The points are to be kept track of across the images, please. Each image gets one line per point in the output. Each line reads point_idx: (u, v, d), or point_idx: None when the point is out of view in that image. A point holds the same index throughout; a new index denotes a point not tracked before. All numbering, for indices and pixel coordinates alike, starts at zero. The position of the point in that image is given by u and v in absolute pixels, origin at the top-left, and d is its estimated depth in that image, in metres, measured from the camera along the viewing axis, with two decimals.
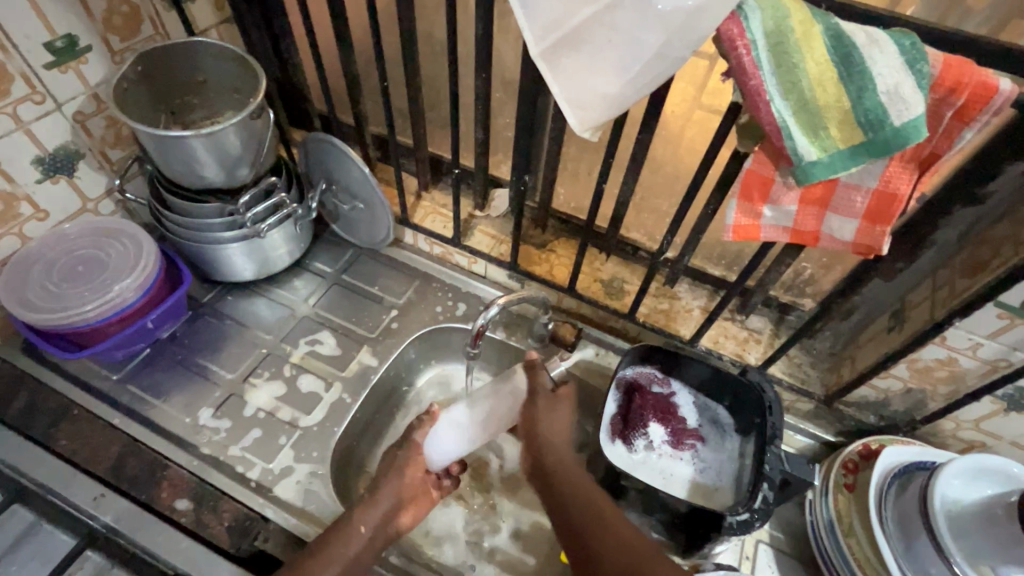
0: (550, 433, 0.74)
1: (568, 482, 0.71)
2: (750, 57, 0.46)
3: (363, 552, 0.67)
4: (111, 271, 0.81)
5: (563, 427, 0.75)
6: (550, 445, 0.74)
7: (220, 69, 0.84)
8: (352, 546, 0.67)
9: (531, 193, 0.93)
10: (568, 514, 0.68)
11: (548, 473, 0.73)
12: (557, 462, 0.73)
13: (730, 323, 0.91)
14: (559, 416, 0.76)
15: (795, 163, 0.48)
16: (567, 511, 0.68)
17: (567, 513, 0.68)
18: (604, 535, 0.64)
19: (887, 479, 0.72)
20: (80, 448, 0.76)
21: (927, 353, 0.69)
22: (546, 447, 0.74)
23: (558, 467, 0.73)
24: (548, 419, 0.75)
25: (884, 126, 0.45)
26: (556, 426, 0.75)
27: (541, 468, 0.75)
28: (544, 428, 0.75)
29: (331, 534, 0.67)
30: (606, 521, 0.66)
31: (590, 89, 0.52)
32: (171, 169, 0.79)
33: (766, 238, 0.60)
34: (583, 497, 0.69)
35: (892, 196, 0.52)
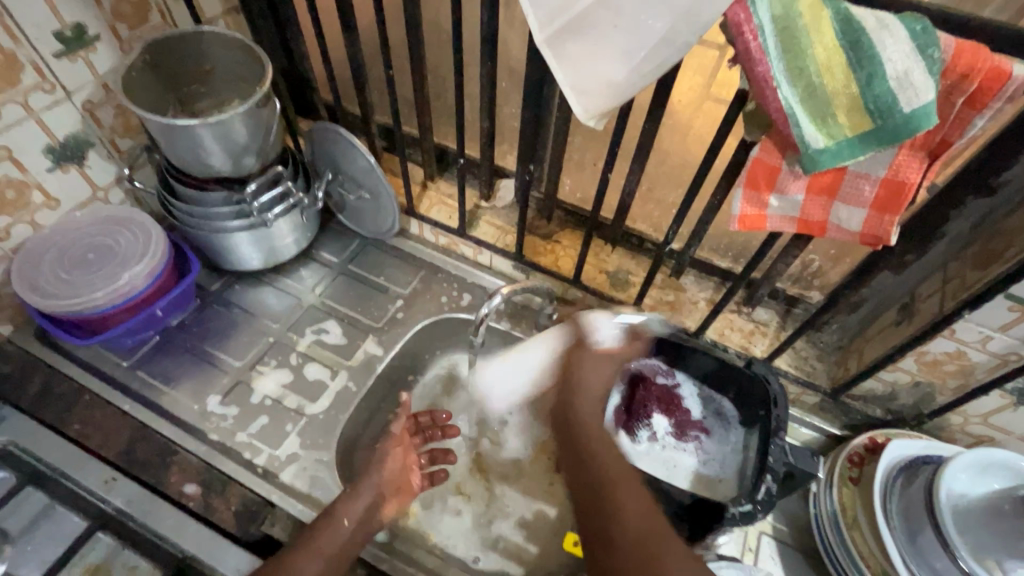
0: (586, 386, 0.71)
1: (591, 437, 0.67)
2: (757, 43, 0.45)
3: (348, 543, 0.67)
4: (120, 259, 0.82)
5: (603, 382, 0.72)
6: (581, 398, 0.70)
7: (227, 57, 0.85)
8: (336, 538, 0.67)
9: (537, 183, 0.93)
10: (586, 471, 0.65)
11: (573, 424, 0.69)
12: (583, 408, 0.70)
13: (736, 315, 0.90)
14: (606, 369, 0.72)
15: (802, 150, 0.48)
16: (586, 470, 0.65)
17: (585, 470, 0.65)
18: (620, 501, 0.61)
19: (893, 472, 0.71)
20: (92, 433, 0.78)
21: (935, 346, 0.69)
22: (570, 393, 0.71)
23: (586, 421, 0.69)
24: (592, 369, 0.72)
25: (893, 113, 0.44)
26: (596, 376, 0.71)
27: (564, 416, 0.71)
28: (586, 378, 0.71)
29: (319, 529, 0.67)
30: (620, 483, 0.63)
31: (595, 77, 0.52)
32: (179, 157, 0.80)
33: (773, 228, 0.59)
34: (600, 458, 0.65)
35: (901, 184, 0.51)
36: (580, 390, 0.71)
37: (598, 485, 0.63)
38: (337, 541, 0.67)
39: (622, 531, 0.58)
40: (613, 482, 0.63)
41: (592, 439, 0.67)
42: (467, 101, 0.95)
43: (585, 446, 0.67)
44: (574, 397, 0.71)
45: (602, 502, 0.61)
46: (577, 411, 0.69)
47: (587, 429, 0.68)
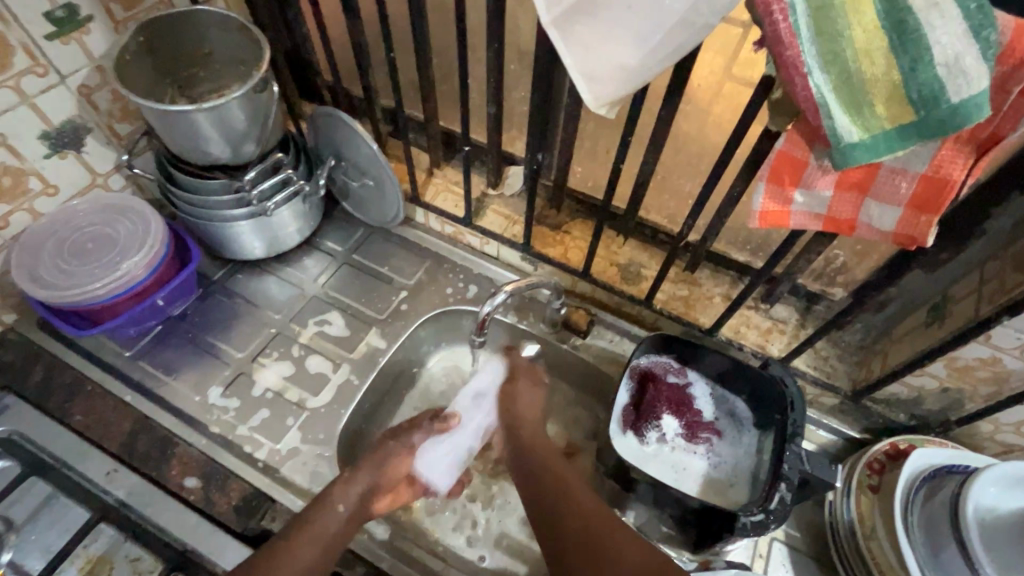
0: (520, 412, 0.77)
1: (545, 455, 0.73)
2: (787, 24, 0.40)
3: (342, 529, 0.66)
4: (119, 248, 0.80)
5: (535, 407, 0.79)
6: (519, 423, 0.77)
7: (225, 39, 0.81)
8: (331, 524, 0.65)
9: (546, 171, 0.89)
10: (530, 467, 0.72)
11: (525, 446, 0.74)
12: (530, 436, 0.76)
13: (754, 312, 0.86)
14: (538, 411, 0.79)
15: (833, 143, 0.43)
16: (541, 470, 0.71)
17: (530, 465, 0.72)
18: (560, 492, 0.67)
19: (914, 485, 0.68)
20: (93, 423, 0.78)
21: (968, 352, 0.64)
22: (520, 428, 0.76)
23: (535, 444, 0.74)
24: (523, 399, 0.79)
25: (939, 104, 0.40)
26: (530, 403, 0.78)
27: (515, 438, 0.76)
28: (520, 405, 0.78)
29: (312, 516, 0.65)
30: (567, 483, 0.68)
31: (606, 62, 0.48)
32: (176, 144, 0.77)
33: (796, 226, 0.55)
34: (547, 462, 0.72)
35: (942, 182, 0.46)
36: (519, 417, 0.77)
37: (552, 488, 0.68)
38: (332, 522, 0.65)
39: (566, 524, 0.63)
40: (563, 488, 0.67)
41: (539, 457, 0.73)
42: (473, 84, 0.91)
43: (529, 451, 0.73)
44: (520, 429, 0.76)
45: (549, 496, 0.67)
46: (523, 442, 0.75)
47: (538, 453, 0.73)
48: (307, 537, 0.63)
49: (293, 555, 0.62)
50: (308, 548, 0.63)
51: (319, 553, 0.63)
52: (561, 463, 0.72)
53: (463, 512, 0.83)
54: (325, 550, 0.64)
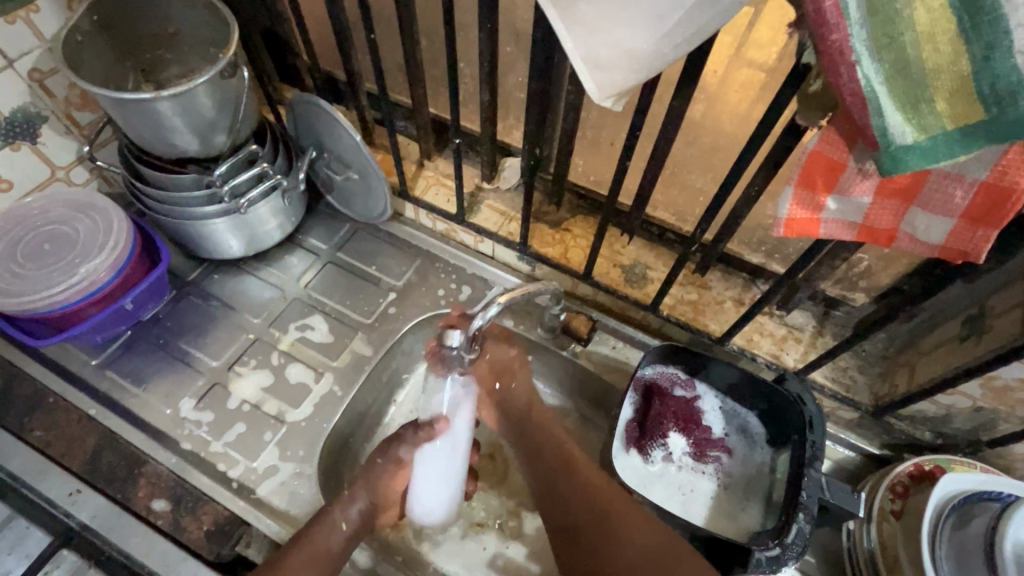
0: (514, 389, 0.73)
1: (553, 450, 0.69)
2: (834, 2, 0.34)
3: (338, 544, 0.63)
4: (79, 249, 0.74)
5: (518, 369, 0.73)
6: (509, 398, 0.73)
7: (190, 18, 0.73)
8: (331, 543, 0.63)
9: (544, 164, 0.82)
10: (539, 466, 0.69)
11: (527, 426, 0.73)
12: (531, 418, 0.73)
13: (768, 319, 0.80)
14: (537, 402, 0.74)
15: (881, 145, 0.37)
16: (543, 456, 0.70)
17: (541, 454, 0.70)
18: (568, 474, 0.66)
19: (943, 513, 0.62)
20: (55, 439, 0.73)
21: (1008, 372, 0.58)
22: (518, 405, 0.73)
23: (537, 418, 0.73)
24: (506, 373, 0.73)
25: (1017, 101, 0.33)
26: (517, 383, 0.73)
27: (519, 419, 0.73)
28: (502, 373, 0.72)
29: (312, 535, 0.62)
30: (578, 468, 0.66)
31: (613, 45, 0.41)
32: (137, 135, 0.70)
33: (827, 236, 0.48)
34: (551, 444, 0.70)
35: (1007, 191, 0.40)
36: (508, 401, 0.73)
37: (561, 486, 0.66)
38: (331, 540, 0.63)
39: (574, 512, 0.63)
40: (576, 481, 0.65)
41: (550, 449, 0.69)
42: (465, 68, 0.83)
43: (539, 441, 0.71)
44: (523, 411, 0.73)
45: (559, 479, 0.66)
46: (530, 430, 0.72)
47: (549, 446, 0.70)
48: (303, 554, 0.61)
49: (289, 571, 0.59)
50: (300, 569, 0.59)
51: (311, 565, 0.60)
52: (575, 450, 0.69)
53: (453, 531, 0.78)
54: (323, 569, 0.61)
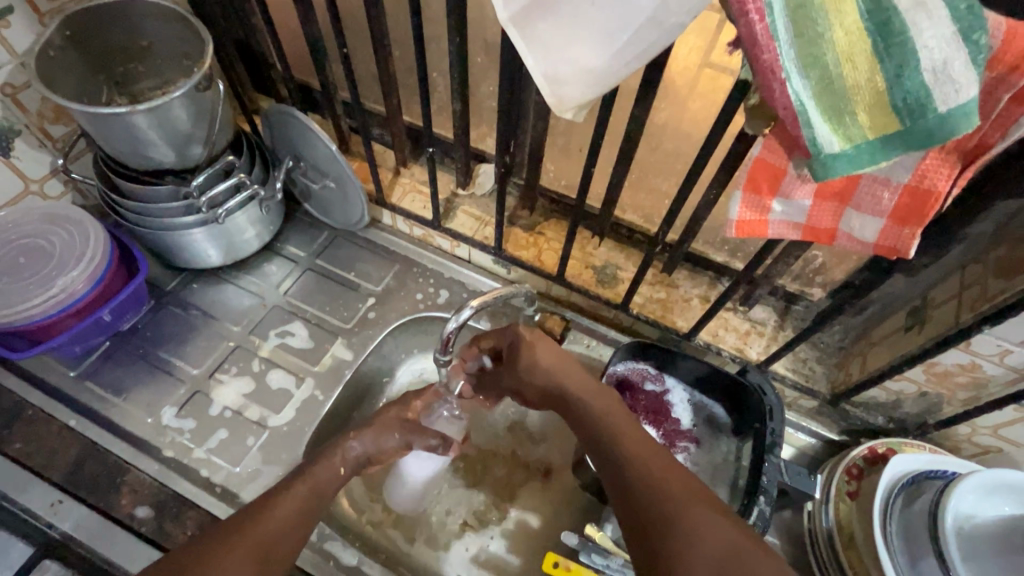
0: (543, 372, 0.66)
1: (614, 430, 0.59)
2: (764, 25, 0.37)
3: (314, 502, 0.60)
4: (56, 262, 0.74)
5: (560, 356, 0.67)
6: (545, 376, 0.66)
7: (164, 32, 0.74)
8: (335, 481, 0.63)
9: (517, 170, 0.85)
10: (582, 423, 0.62)
11: (570, 394, 0.64)
12: (582, 396, 0.64)
13: (732, 314, 0.84)
14: (594, 382, 0.65)
15: (813, 154, 0.40)
16: (588, 421, 0.62)
17: (584, 417, 0.62)
18: (611, 431, 0.59)
19: (893, 490, 0.66)
20: (35, 451, 0.74)
21: (947, 358, 0.63)
22: (552, 383, 0.66)
23: (580, 388, 0.64)
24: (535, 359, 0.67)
25: (926, 113, 0.37)
26: (554, 362, 0.66)
27: (554, 389, 0.66)
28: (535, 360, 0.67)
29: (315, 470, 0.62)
30: (620, 426, 0.59)
31: (569, 64, 0.44)
32: (112, 147, 0.70)
33: (774, 236, 0.52)
34: (594, 409, 0.62)
35: (927, 193, 0.44)
36: (535, 382, 0.67)
37: (604, 441, 0.59)
38: (330, 478, 0.63)
39: (621, 467, 0.55)
40: (622, 437, 0.58)
41: (592, 415, 0.62)
42: (437, 79, 0.86)
43: (578, 397, 0.64)
44: (560, 381, 0.65)
45: (604, 437, 0.59)
46: (582, 407, 0.63)
47: (609, 423, 0.60)
48: (303, 489, 0.60)
49: (282, 504, 0.58)
50: (299, 498, 0.59)
51: (297, 518, 0.58)
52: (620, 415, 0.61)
53: (435, 527, 0.80)
54: (313, 508, 0.60)
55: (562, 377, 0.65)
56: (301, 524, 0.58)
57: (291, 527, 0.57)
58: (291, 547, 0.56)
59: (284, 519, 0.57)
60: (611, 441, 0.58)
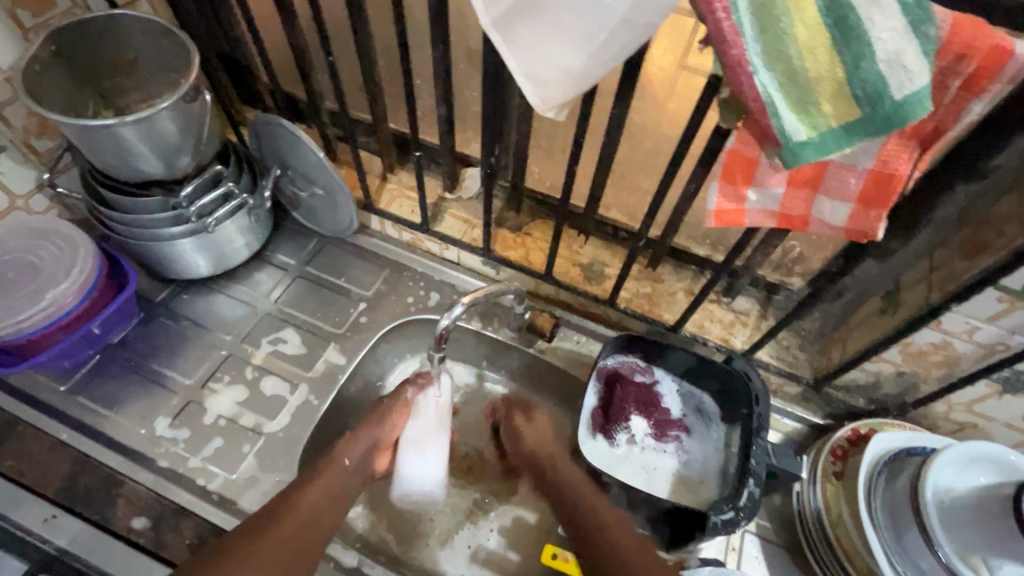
0: (535, 454, 0.75)
1: (590, 504, 0.66)
2: (731, 22, 0.39)
3: (328, 499, 0.64)
4: (44, 276, 0.74)
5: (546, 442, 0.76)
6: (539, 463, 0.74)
7: (150, 46, 0.75)
8: (354, 485, 0.68)
9: (502, 172, 0.87)
10: (560, 492, 0.70)
11: (551, 476, 0.72)
12: (561, 474, 0.72)
13: (716, 306, 0.86)
14: (572, 469, 0.72)
15: (782, 143, 0.43)
16: (564, 508, 0.68)
17: (562, 496, 0.69)
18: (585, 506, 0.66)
19: (876, 467, 0.69)
20: (26, 468, 0.73)
21: (920, 337, 0.66)
22: (537, 462, 0.74)
23: (559, 472, 0.72)
24: (528, 433, 0.78)
25: (883, 100, 0.39)
26: (541, 442, 0.76)
27: (538, 464, 0.75)
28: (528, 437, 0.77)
29: (329, 472, 0.67)
30: (595, 506, 0.66)
31: (549, 65, 0.46)
32: (100, 160, 0.71)
33: (751, 224, 0.55)
34: (573, 488, 0.69)
35: (890, 176, 0.46)
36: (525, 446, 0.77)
37: (579, 511, 0.66)
38: (338, 476, 0.67)
39: (594, 536, 0.62)
40: (594, 514, 0.65)
41: (570, 496, 0.68)
42: (421, 85, 0.87)
43: (558, 481, 0.71)
44: (545, 466, 0.73)
45: (578, 508, 0.66)
46: (560, 480, 0.71)
47: (583, 499, 0.67)
48: (316, 489, 0.64)
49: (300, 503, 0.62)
50: (315, 499, 0.63)
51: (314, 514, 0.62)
52: (590, 497, 0.67)
53: (434, 526, 0.80)
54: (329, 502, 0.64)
55: (543, 459, 0.75)
56: (321, 521, 0.62)
57: (310, 528, 0.61)
58: (310, 556, 0.59)
59: (301, 525, 0.60)
60: (586, 513, 0.65)
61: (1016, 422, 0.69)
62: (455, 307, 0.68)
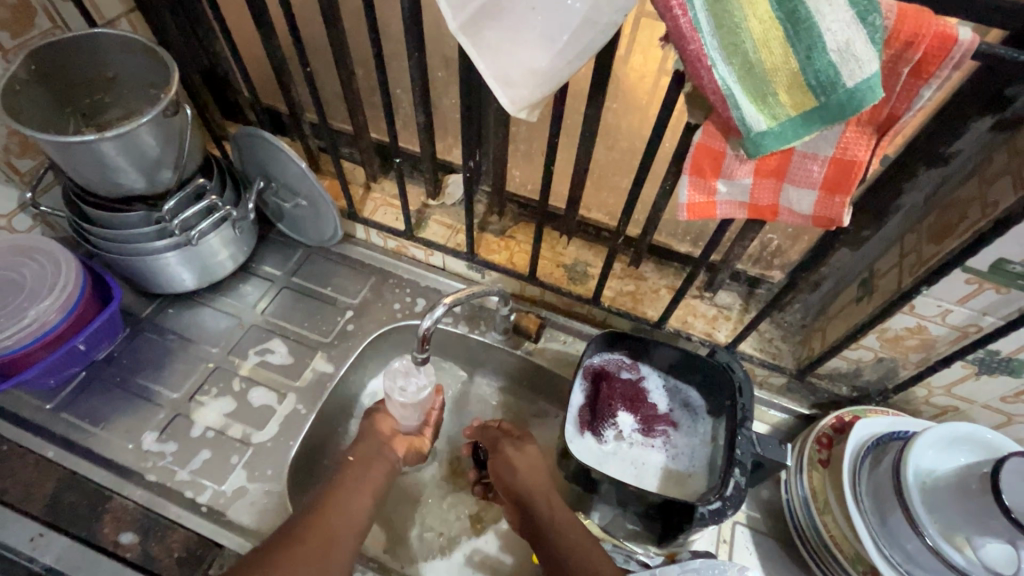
0: (517, 486, 0.69)
1: (574, 545, 0.62)
2: (687, 18, 0.41)
3: (359, 501, 0.67)
4: (26, 293, 0.74)
5: (536, 469, 0.70)
6: (526, 495, 0.68)
7: (129, 62, 0.76)
8: (376, 478, 0.71)
9: (483, 177, 0.89)
10: (540, 532, 0.65)
11: (533, 507, 0.67)
12: (548, 509, 0.66)
13: (699, 301, 0.87)
14: (560, 506, 0.67)
15: (744, 134, 0.44)
16: (547, 546, 0.63)
17: (543, 534, 0.64)
18: (569, 544, 0.62)
19: (860, 453, 0.70)
20: (12, 486, 0.73)
21: (896, 322, 0.67)
22: (520, 495, 0.68)
23: (545, 506, 0.67)
24: (522, 469, 0.70)
25: (836, 89, 0.41)
26: (528, 474, 0.70)
27: (523, 497, 0.68)
28: (517, 465, 0.70)
29: (347, 477, 0.70)
30: (581, 543, 0.62)
31: (517, 65, 0.47)
32: (81, 176, 0.71)
33: (723, 216, 0.56)
34: (561, 524, 0.65)
35: (850, 163, 0.48)
36: (508, 485, 0.70)
37: (563, 550, 0.62)
38: (360, 476, 0.70)
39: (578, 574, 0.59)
40: (580, 555, 0.61)
41: (555, 534, 0.64)
42: (401, 94, 0.88)
43: (543, 512, 0.66)
44: (530, 498, 0.68)
45: (562, 548, 0.62)
46: (544, 516, 0.66)
47: (568, 538, 0.63)
48: (343, 491, 0.67)
49: (334, 504, 0.65)
50: (354, 499, 0.67)
51: (348, 517, 0.65)
52: (580, 535, 0.64)
53: (426, 531, 0.80)
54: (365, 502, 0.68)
55: (532, 490, 0.68)
56: (354, 527, 0.64)
57: (344, 528, 0.63)
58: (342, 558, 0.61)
59: (330, 525, 0.63)
60: (570, 552, 0.61)
61: (994, 403, 0.70)
62: (436, 308, 0.69)
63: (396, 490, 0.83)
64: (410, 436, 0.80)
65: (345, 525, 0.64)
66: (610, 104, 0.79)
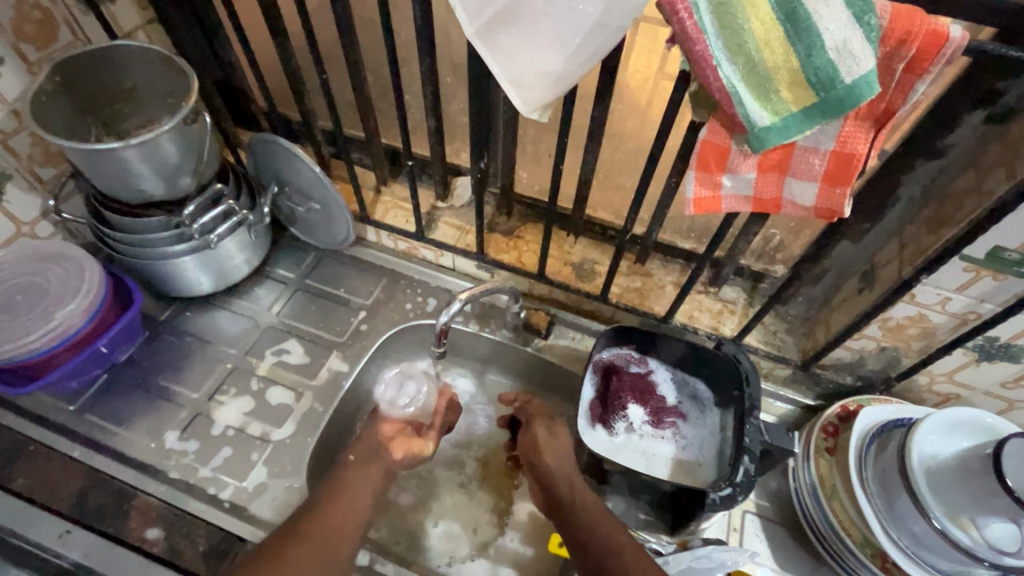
0: (544, 466, 0.71)
1: (597, 522, 0.64)
2: (693, 20, 0.43)
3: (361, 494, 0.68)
4: (53, 297, 0.77)
5: (564, 452, 0.72)
6: (551, 476, 0.70)
7: (149, 72, 0.79)
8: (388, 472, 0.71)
9: (492, 179, 0.91)
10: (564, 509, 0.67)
11: (558, 487, 0.69)
12: (571, 489, 0.68)
13: (704, 296, 0.89)
14: (582, 486, 0.69)
15: (748, 130, 0.46)
16: (571, 523, 0.65)
17: (566, 513, 0.66)
18: (591, 522, 0.64)
19: (866, 440, 0.72)
20: (39, 485, 0.75)
21: (897, 311, 0.69)
22: (546, 475, 0.70)
23: (568, 486, 0.69)
24: (550, 450, 0.72)
25: (835, 85, 0.43)
26: (553, 454, 0.71)
27: (549, 479, 0.70)
28: (544, 447, 0.72)
29: (348, 473, 0.70)
30: (602, 521, 0.65)
31: (530, 68, 0.50)
32: (105, 183, 0.74)
33: (729, 209, 0.58)
34: (584, 502, 0.67)
35: (849, 155, 0.50)
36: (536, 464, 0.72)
37: (586, 528, 0.64)
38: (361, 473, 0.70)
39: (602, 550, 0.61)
40: (604, 531, 0.63)
41: (578, 513, 0.66)
42: (411, 100, 0.91)
43: (565, 493, 0.68)
44: (553, 480, 0.69)
45: (586, 525, 0.64)
46: (566, 495, 0.68)
47: (591, 516, 0.65)
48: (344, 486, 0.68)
49: (335, 499, 0.66)
50: (356, 493, 0.68)
51: (347, 512, 0.66)
52: (601, 514, 0.66)
53: (443, 524, 0.82)
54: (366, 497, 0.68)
55: (557, 470, 0.70)
56: (353, 520, 0.65)
57: (347, 523, 0.65)
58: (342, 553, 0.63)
59: (332, 522, 0.64)
60: (593, 529, 0.64)
61: (994, 388, 0.72)
62: (452, 303, 0.71)
63: (412, 485, 0.85)
64: (411, 437, 0.77)
65: (340, 525, 0.64)
66: (614, 106, 0.82)
